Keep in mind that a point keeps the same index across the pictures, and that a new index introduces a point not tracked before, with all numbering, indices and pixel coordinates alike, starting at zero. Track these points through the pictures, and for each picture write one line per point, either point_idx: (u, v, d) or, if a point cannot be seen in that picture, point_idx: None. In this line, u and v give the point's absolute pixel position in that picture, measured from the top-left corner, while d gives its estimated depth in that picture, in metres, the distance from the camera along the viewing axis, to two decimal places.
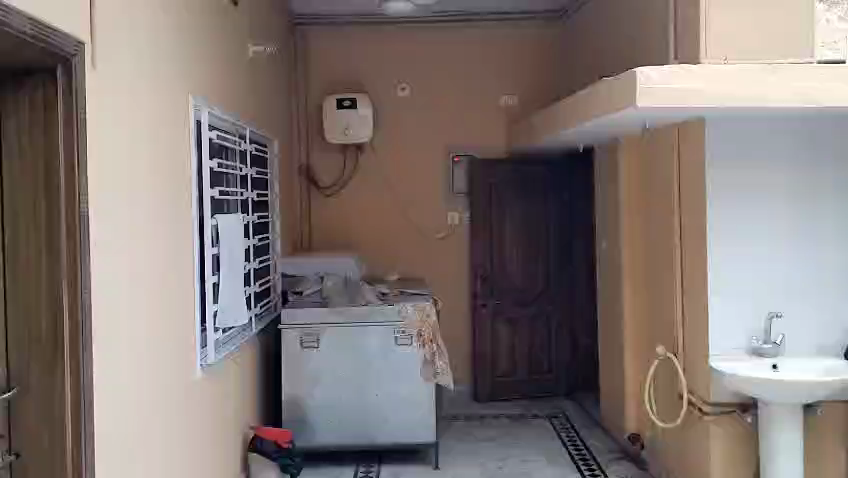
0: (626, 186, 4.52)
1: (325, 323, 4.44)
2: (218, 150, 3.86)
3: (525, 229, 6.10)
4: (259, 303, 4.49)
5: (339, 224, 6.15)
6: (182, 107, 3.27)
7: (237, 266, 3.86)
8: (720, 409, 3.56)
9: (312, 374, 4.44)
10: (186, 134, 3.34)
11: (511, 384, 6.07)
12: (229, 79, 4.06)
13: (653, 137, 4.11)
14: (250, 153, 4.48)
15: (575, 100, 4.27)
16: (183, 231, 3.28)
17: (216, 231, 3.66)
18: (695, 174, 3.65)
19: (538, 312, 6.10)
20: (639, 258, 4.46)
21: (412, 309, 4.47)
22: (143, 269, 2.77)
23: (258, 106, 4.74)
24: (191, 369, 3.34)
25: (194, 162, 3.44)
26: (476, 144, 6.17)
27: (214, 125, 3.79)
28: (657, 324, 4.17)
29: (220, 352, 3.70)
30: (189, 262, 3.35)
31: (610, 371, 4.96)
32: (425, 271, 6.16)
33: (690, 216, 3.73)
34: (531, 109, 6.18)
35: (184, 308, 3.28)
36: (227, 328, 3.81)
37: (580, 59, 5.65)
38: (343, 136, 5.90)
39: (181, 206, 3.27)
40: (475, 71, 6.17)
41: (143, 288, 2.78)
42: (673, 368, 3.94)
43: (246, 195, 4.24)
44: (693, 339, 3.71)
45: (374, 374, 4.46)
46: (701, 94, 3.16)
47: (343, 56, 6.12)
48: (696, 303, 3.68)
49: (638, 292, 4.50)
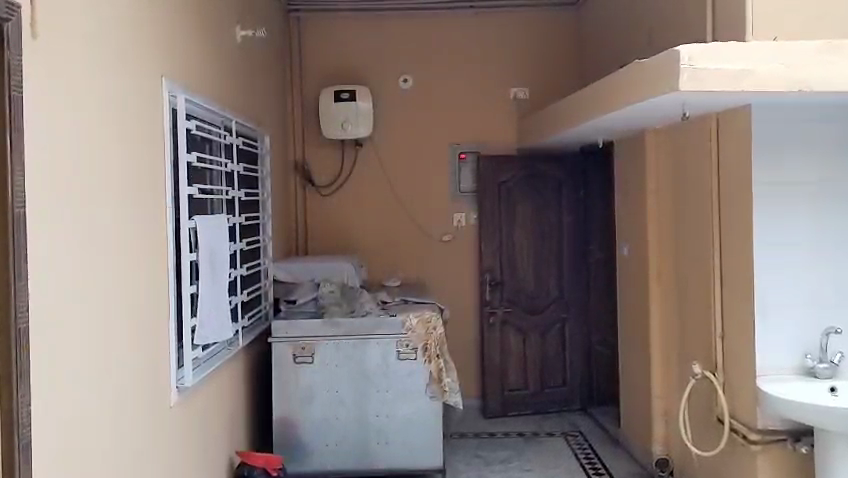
0: (653, 182, 4.11)
1: (320, 336, 4.01)
2: (199, 144, 3.42)
3: (537, 231, 5.67)
4: (246, 314, 4.05)
5: (338, 225, 5.72)
6: (154, 91, 2.84)
7: (221, 274, 3.42)
8: (769, 437, 3.11)
9: (306, 393, 4.01)
10: (159, 123, 2.90)
11: (523, 397, 5.63)
12: (214, 64, 3.62)
13: (687, 128, 3.68)
14: (238, 147, 4.04)
15: (597, 88, 3.83)
16: (156, 234, 2.85)
17: (196, 235, 3.18)
18: (737, 171, 3.22)
19: (552, 320, 5.68)
20: (669, 262, 4.02)
21: (416, 320, 4.06)
22: (105, 280, 2.35)
23: (247, 97, 4.31)
24: (165, 393, 2.90)
25: (169, 156, 3.00)
26: (484, 140, 5.75)
27: (194, 115, 3.34)
28: (691, 339, 3.74)
29: (201, 371, 3.25)
30: (163, 270, 2.91)
31: (633, 386, 4.54)
32: (429, 275, 5.73)
33: (731, 216, 3.30)
34: (545, 103, 5.75)
35: (157, 323, 2.85)
36: (209, 343, 3.37)
37: (600, 48, 5.23)
38: (341, 132, 5.46)
39: (154, 205, 2.83)
40: (483, 62, 5.75)
41: (105, 303, 2.35)
42: (711, 388, 3.50)
43: (232, 194, 3.80)
44: (737, 357, 3.27)
45: (375, 393, 4.03)
46: (753, 77, 2.72)
47: (342, 44, 5.70)
48: (739, 315, 3.25)
49: (666, 301, 4.06)
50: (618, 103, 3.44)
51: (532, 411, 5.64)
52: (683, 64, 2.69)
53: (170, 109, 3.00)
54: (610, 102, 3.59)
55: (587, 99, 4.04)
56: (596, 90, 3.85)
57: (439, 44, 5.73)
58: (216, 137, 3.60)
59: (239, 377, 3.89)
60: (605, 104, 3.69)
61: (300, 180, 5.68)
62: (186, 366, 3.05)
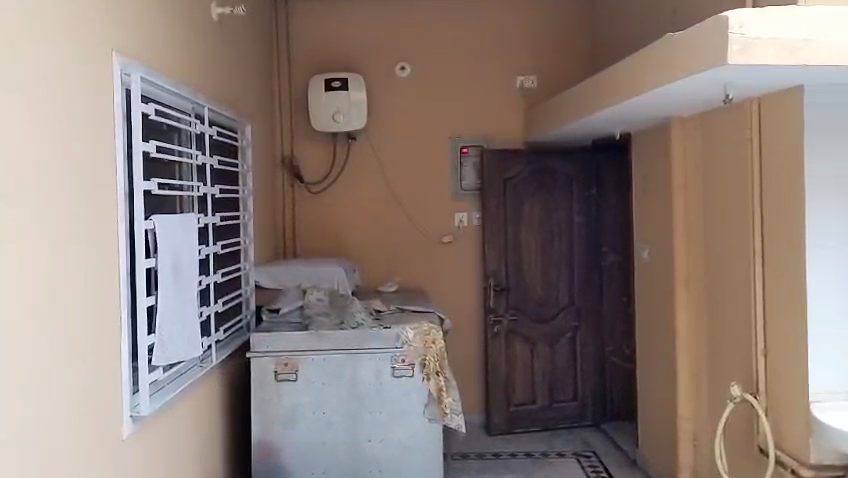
0: (680, 176, 3.65)
1: (306, 351, 3.57)
2: (162, 131, 2.96)
3: (546, 231, 5.23)
4: (221, 325, 3.60)
5: (328, 225, 5.26)
6: (100, 66, 2.38)
7: (188, 282, 2.96)
8: (822, 472, 2.68)
9: (289, 414, 3.56)
10: (108, 103, 2.43)
11: (531, 413, 5.19)
12: (182, 41, 3.16)
13: (723, 116, 3.24)
14: (212, 137, 3.57)
15: (616, 70, 3.38)
16: (102, 236, 2.37)
17: (154, 238, 2.70)
18: (785, 165, 2.79)
19: (561, 329, 5.24)
20: (699, 267, 3.57)
21: (414, 333, 3.62)
22: (34, 292, 1.92)
23: (225, 82, 3.85)
24: (116, 425, 2.44)
25: (122, 144, 2.53)
26: (488, 133, 5.31)
27: (157, 99, 2.87)
28: (727, 354, 3.29)
29: (162, 395, 2.79)
30: (112, 279, 2.45)
31: (653, 404, 4.10)
32: (428, 279, 5.29)
33: (778, 216, 2.86)
34: (554, 92, 5.32)
35: (103, 343, 2.37)
36: (171, 363, 2.90)
37: (616, 33, 4.80)
38: (333, 123, 5.00)
39: (100, 202, 2.35)
40: (488, 48, 5.30)
41: (35, 321, 1.92)
42: (751, 413, 3.05)
43: (205, 190, 3.34)
44: (785, 379, 2.83)
45: (367, 415, 3.58)
46: (816, 49, 2.29)
47: (334, 29, 5.25)
48: (787, 330, 2.81)
49: (695, 309, 3.61)
50: (644, 86, 2.99)
51: (540, 427, 5.20)
52: (733, 32, 2.24)
53: (122, 90, 2.53)
54: (634, 84, 3.14)
55: (604, 84, 3.59)
56: (614, 72, 3.40)
57: (440, 28, 5.28)
58: (184, 124, 3.13)
59: (212, 397, 3.43)
60: (626, 88, 3.23)
61: (288, 176, 5.22)
62: (141, 392, 2.57)
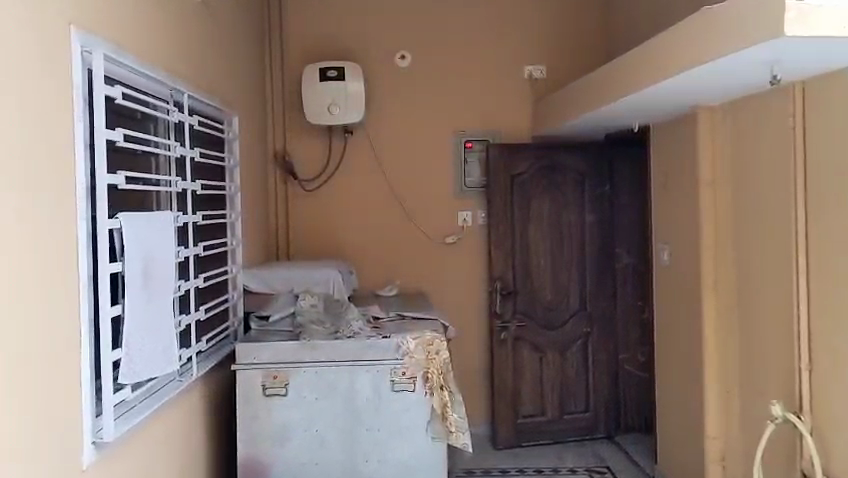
0: (708, 172, 3.32)
1: (296, 363, 3.24)
2: (132, 119, 2.63)
3: (556, 232, 4.91)
4: (203, 334, 3.27)
5: (324, 226, 4.94)
6: (56, 39, 2.05)
7: (162, 289, 2.64)
8: None
9: (277, 431, 3.24)
10: (65, 85, 2.11)
11: (540, 425, 4.87)
12: (158, 22, 2.84)
13: (761, 103, 2.92)
14: (192, 128, 3.24)
15: (637, 53, 3.05)
16: (57, 234, 2.04)
17: (120, 239, 2.38)
18: (837, 156, 2.46)
19: (571, 336, 4.92)
20: (730, 270, 3.25)
21: (416, 343, 3.30)
22: None
23: (210, 68, 3.53)
24: (76, 454, 2.12)
25: (81, 131, 2.20)
26: (494, 127, 4.99)
27: (126, 82, 2.54)
28: (764, 368, 2.97)
29: (131, 417, 2.45)
30: (70, 287, 2.12)
31: (675, 419, 3.78)
32: (430, 282, 4.97)
33: (828, 215, 2.53)
34: (564, 84, 5.01)
35: (60, 361, 2.05)
36: (142, 381, 2.56)
37: (635, 21, 4.49)
38: (329, 116, 4.68)
39: (55, 195, 2.03)
40: (493, 37, 4.99)
41: None
42: (794, 434, 2.72)
43: (184, 186, 3.01)
44: (837, 397, 2.50)
45: (364, 432, 3.26)
46: None
47: (329, 16, 4.92)
48: (838, 344, 2.49)
49: (724, 318, 3.29)
50: (673, 70, 2.66)
51: (549, 440, 4.88)
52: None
53: (81, 69, 2.20)
54: (659, 69, 2.81)
55: (621, 73, 3.27)
56: (635, 56, 3.08)
57: (443, 15, 4.97)
58: (160, 113, 2.80)
59: (194, 414, 3.11)
60: (649, 74, 2.91)
61: (280, 172, 4.89)
62: (104, 415, 2.23)
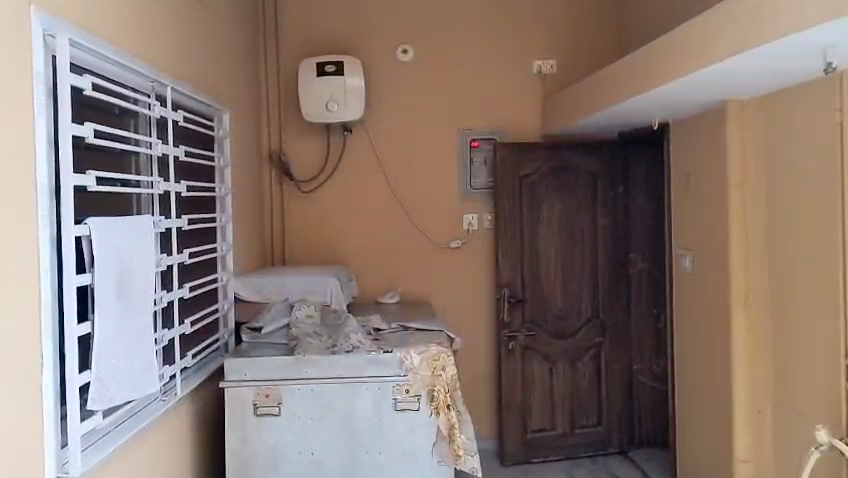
0: (737, 172, 3.06)
1: (290, 379, 2.98)
2: (106, 113, 2.37)
3: (567, 235, 4.65)
4: (189, 348, 3.02)
5: (321, 229, 4.68)
6: (12, 20, 1.79)
7: (141, 301, 2.38)
8: None
9: (270, 454, 2.98)
10: (24, 74, 1.84)
11: (550, 440, 4.62)
12: (138, 9, 2.59)
13: (801, 97, 2.66)
14: (177, 124, 2.98)
15: (662, 43, 2.78)
16: (14, 243, 1.78)
17: (90, 247, 2.11)
18: None
19: (583, 345, 4.66)
20: (762, 278, 3.00)
21: (419, 358, 3.05)
22: None
23: (199, 61, 3.28)
24: None
25: (44, 126, 1.93)
26: (501, 125, 4.74)
27: (97, 71, 2.29)
28: (803, 387, 2.71)
29: (103, 446, 2.18)
30: (31, 303, 1.86)
31: (697, 437, 3.53)
32: (434, 289, 4.71)
33: None
34: (574, 79, 4.76)
35: (18, 389, 1.78)
36: (115, 406, 2.30)
37: (651, 13, 4.24)
38: (326, 114, 4.42)
39: (11, 198, 1.77)
40: (500, 31, 4.74)
41: None
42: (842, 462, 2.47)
43: (168, 188, 2.76)
44: None
45: (364, 455, 3.00)
46: None
47: (326, 8, 4.66)
48: None
49: (756, 331, 3.03)
50: (708, 59, 2.40)
51: (560, 456, 4.62)
52: None
53: (44, 56, 1.93)
54: (688, 59, 2.55)
55: (638, 66, 3.01)
56: (660, 46, 2.81)
57: (447, 7, 4.71)
58: (139, 107, 2.54)
59: (178, 436, 2.85)
60: (676, 66, 2.64)
61: (275, 173, 4.62)
62: (70, 445, 1.97)
